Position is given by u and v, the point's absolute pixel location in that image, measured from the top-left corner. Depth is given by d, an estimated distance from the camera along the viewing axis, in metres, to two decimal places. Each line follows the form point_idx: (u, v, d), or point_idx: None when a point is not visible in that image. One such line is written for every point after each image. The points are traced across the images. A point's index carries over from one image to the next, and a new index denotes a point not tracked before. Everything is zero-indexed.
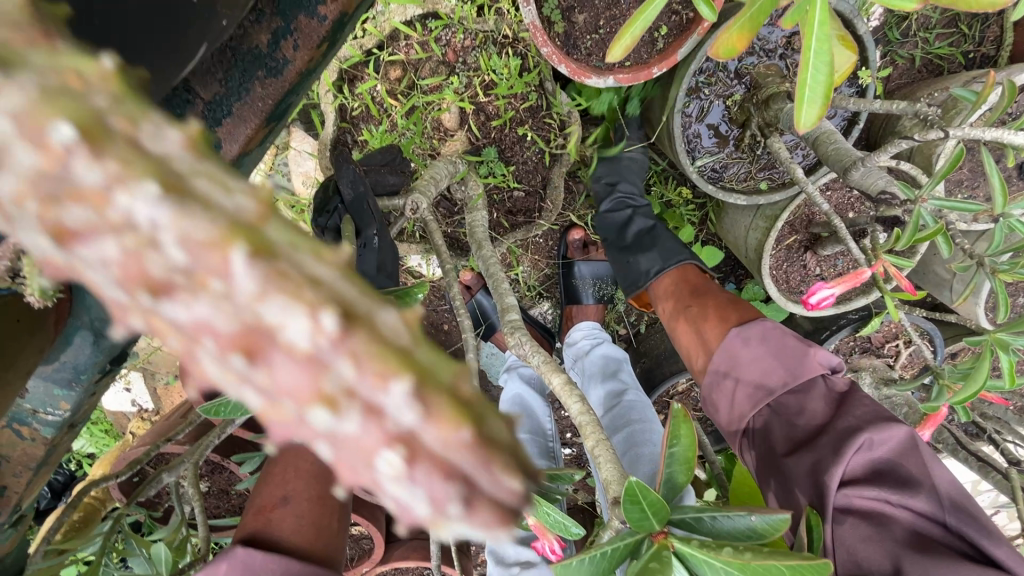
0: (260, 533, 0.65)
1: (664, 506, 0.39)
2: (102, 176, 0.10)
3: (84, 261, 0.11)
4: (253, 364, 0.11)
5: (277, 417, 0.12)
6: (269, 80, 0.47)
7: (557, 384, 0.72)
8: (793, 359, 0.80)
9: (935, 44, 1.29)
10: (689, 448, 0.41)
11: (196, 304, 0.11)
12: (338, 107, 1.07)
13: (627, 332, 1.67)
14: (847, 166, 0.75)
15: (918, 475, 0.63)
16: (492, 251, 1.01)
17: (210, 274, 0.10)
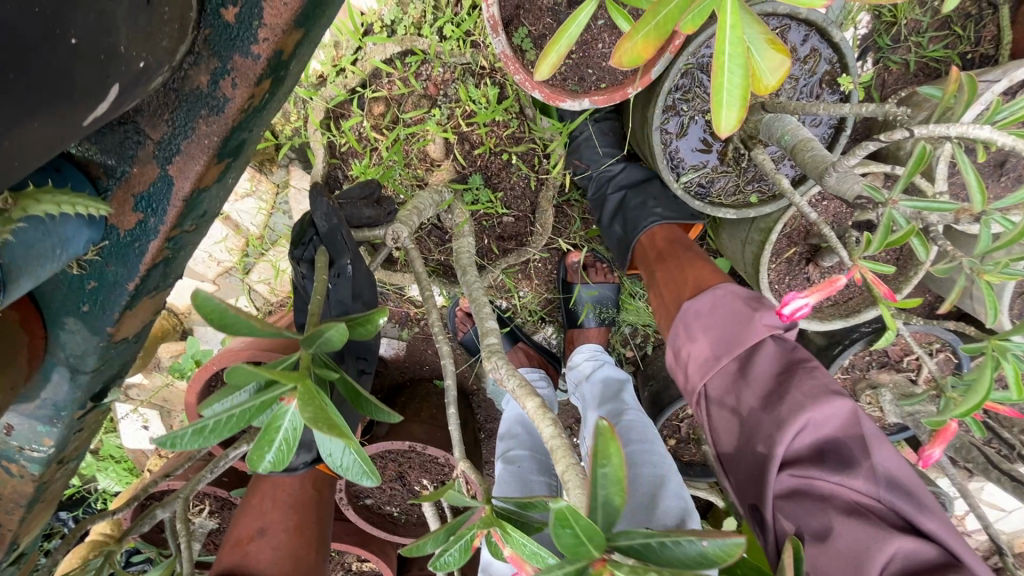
0: (236, 567, 0.64)
1: (598, 531, 0.36)
2: None
3: None
4: None
5: None
6: (213, 118, 0.49)
7: (532, 408, 0.71)
8: (737, 335, 0.77)
9: (929, 48, 1.26)
10: (620, 469, 0.38)
11: None
12: (327, 144, 1.11)
13: (634, 355, 1.64)
14: (821, 173, 0.73)
15: (854, 450, 0.62)
16: (477, 276, 1.01)
17: None
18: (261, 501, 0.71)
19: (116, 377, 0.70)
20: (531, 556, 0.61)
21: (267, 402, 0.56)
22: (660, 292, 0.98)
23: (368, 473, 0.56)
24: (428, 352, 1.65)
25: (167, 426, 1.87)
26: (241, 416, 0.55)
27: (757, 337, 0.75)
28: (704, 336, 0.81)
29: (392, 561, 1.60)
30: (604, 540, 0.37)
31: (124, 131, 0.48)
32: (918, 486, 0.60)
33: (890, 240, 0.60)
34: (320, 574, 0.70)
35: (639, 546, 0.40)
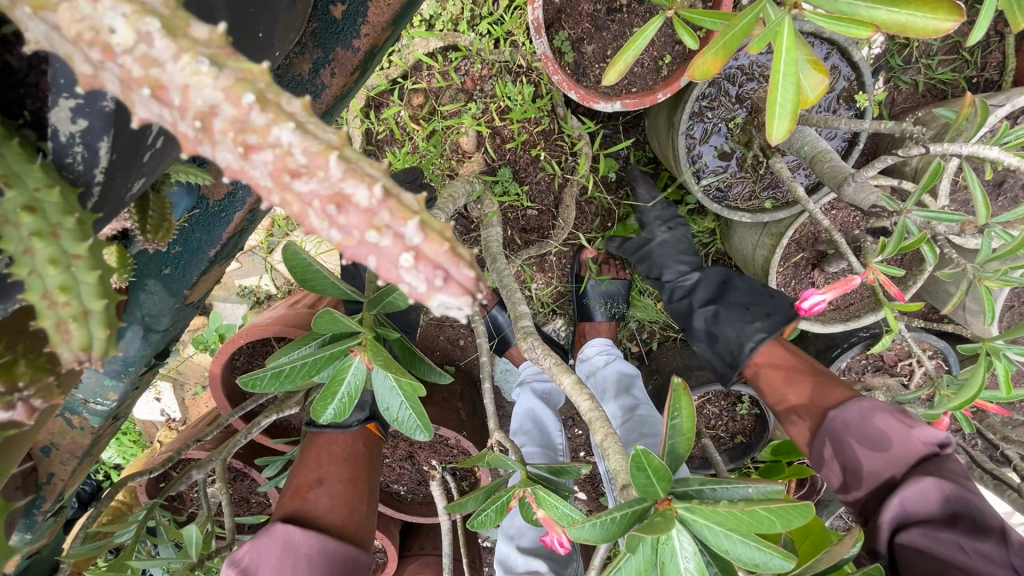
0: (300, 512, 0.74)
1: (667, 471, 0.45)
2: (262, 119, 0.22)
3: (251, 163, 0.22)
4: (340, 210, 0.23)
5: (351, 244, 0.24)
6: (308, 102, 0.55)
7: (567, 383, 0.77)
8: (890, 437, 0.81)
9: (937, 70, 1.33)
10: (690, 420, 0.47)
11: (312, 178, 0.22)
12: (365, 131, 1.15)
13: (640, 350, 1.70)
14: (839, 182, 0.79)
15: (992, 522, 0.69)
16: (506, 264, 1.07)
17: (317, 168, 0.22)
18: (317, 454, 0.82)
19: (173, 339, 0.75)
20: (562, 519, 0.68)
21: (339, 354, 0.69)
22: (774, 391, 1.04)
23: (422, 421, 0.71)
24: (441, 338, 1.70)
25: (178, 399, 1.90)
26: (313, 363, 0.68)
27: (911, 445, 0.79)
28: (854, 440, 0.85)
29: (396, 538, 1.65)
30: (671, 480, 0.46)
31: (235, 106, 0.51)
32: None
33: (903, 246, 0.66)
34: (370, 520, 0.81)
35: (693, 492, 0.49)
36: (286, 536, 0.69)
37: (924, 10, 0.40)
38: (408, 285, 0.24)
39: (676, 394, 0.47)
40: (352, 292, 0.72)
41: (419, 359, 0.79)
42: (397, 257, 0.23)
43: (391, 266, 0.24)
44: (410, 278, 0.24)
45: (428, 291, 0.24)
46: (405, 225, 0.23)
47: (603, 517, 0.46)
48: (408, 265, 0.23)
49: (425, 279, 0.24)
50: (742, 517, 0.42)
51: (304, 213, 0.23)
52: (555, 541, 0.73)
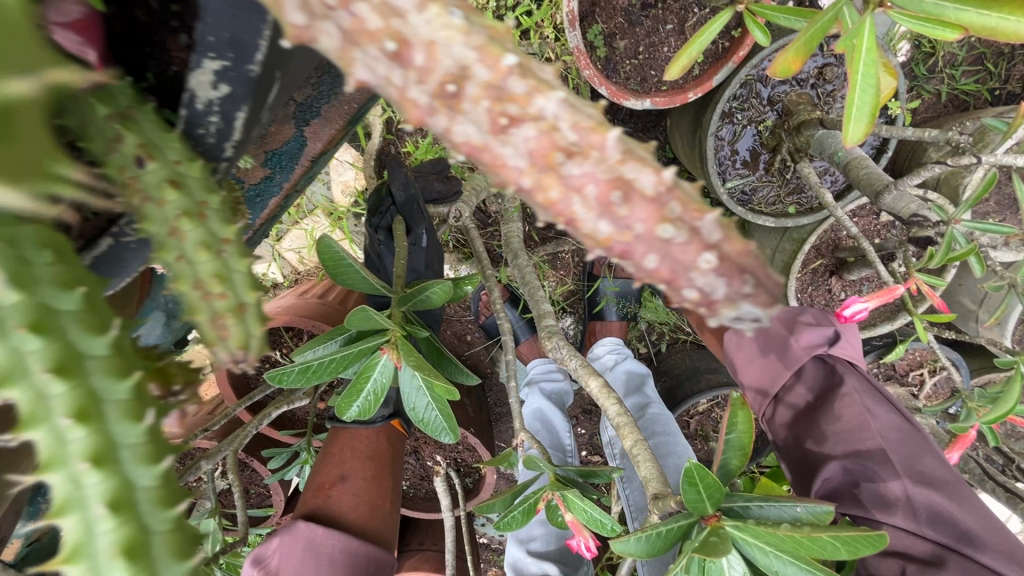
0: (323, 509, 0.75)
1: (719, 487, 0.42)
2: (526, 88, 0.20)
3: (506, 140, 0.20)
4: (623, 200, 0.21)
5: (623, 237, 0.21)
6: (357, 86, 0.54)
7: (594, 385, 0.74)
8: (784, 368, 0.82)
9: (961, 81, 1.32)
10: (746, 436, 0.46)
11: (588, 164, 0.20)
12: (386, 120, 1.12)
13: (648, 351, 1.69)
14: (878, 190, 0.78)
15: (893, 485, 0.67)
16: (527, 260, 1.05)
17: (592, 146, 0.20)
18: (342, 449, 0.81)
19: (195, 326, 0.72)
20: (591, 523, 0.67)
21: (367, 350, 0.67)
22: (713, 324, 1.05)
23: (449, 422, 0.69)
24: (448, 334, 1.67)
25: None
26: (343, 359, 0.65)
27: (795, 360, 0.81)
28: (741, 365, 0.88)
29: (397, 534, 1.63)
30: (721, 494, 0.44)
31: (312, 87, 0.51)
32: (965, 519, 0.64)
33: (951, 257, 0.67)
34: (391, 518, 0.82)
35: (741, 508, 0.46)
36: (308, 535, 0.70)
37: (1018, 15, 0.38)
38: (701, 286, 0.22)
39: (733, 405, 0.45)
40: (382, 286, 0.70)
41: (446, 359, 0.77)
42: (698, 259, 0.22)
43: (686, 268, 0.22)
44: (705, 281, 0.22)
45: (726, 292, 0.23)
46: (702, 220, 0.22)
47: (649, 533, 0.43)
48: (707, 267, 0.22)
49: (723, 280, 0.22)
50: (800, 539, 0.40)
51: (567, 197, 0.21)
52: (581, 546, 0.72)
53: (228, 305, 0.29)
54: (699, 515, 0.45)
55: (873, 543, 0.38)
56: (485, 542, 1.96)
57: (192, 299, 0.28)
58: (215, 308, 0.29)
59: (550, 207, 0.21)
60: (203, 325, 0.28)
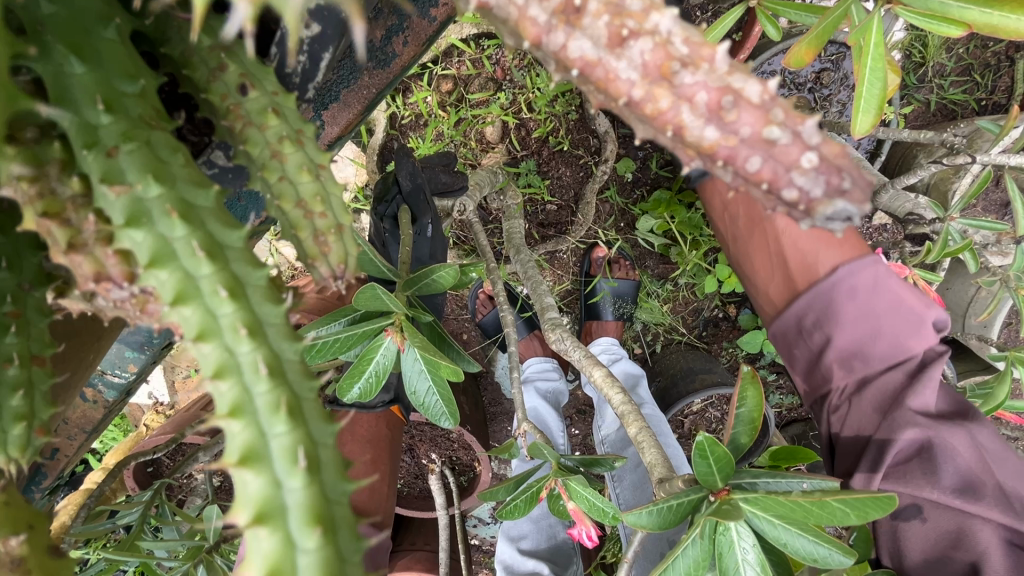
0: None
1: (730, 458, 0.44)
2: (642, 7, 0.23)
3: (620, 53, 0.23)
4: (730, 104, 0.23)
5: (727, 142, 0.23)
6: (377, 70, 0.55)
7: (597, 377, 0.74)
8: (892, 334, 0.72)
9: (949, 91, 1.36)
10: (756, 409, 0.48)
11: (696, 71, 0.23)
12: (389, 114, 1.13)
13: (643, 352, 1.70)
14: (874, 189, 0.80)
15: (981, 472, 0.65)
16: (529, 255, 1.05)
17: (700, 58, 0.23)
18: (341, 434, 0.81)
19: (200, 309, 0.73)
20: (593, 510, 0.68)
21: (370, 332, 0.67)
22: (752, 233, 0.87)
23: (449, 405, 0.69)
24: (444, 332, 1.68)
25: (168, 382, 1.83)
26: (347, 341, 0.66)
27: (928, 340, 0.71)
28: (848, 321, 0.74)
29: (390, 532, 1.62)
30: (732, 469, 0.45)
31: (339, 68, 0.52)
32: None
33: (946, 252, 0.69)
34: (385, 505, 0.83)
35: (750, 485, 0.47)
36: None
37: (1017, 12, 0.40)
38: (801, 189, 0.23)
39: (744, 381, 0.46)
40: (388, 270, 0.71)
41: (447, 343, 0.77)
42: (802, 158, 0.23)
43: (787, 168, 0.23)
44: (808, 181, 0.23)
45: (830, 196, 0.23)
46: (806, 124, 0.23)
47: (658, 502, 0.44)
48: (813, 166, 0.23)
49: (829, 183, 0.23)
50: (805, 506, 0.40)
51: (673, 107, 0.23)
52: (583, 535, 0.73)
53: (331, 225, 0.35)
54: (708, 488, 0.46)
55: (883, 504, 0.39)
56: (476, 543, 1.95)
57: (300, 219, 0.34)
58: (318, 228, 0.35)
59: (657, 116, 0.23)
60: (310, 240, 0.34)
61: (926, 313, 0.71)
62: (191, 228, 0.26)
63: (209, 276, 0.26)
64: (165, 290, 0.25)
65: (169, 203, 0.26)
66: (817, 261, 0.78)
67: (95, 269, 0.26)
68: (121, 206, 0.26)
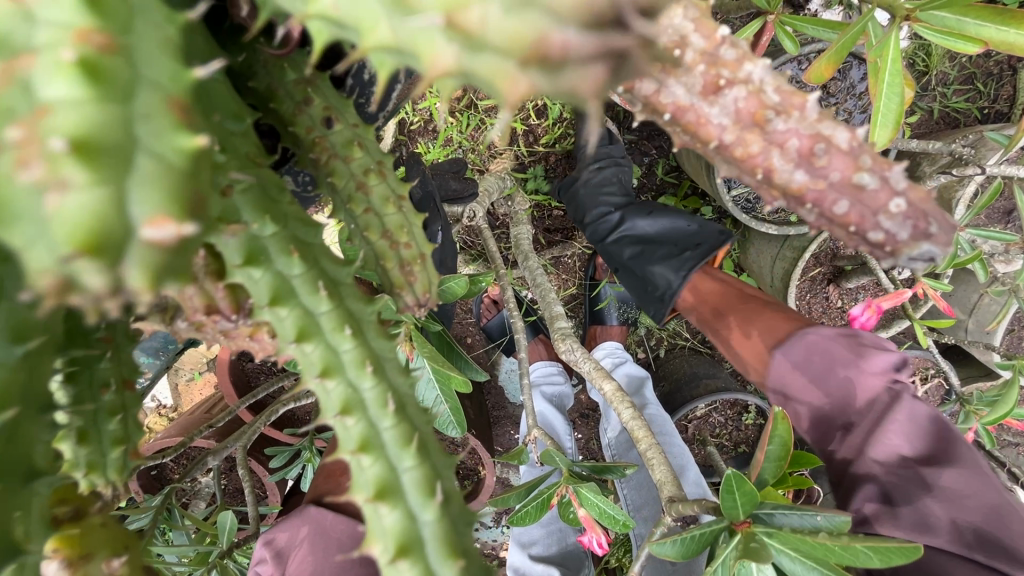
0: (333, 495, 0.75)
1: (755, 495, 0.45)
2: (736, 56, 0.26)
3: (716, 103, 0.26)
4: (815, 152, 0.26)
5: (814, 187, 0.27)
6: (402, 85, 0.55)
7: (607, 390, 0.75)
8: (832, 388, 0.76)
9: (953, 99, 1.37)
10: (784, 446, 0.49)
11: (790, 121, 0.26)
12: (399, 121, 1.13)
13: (647, 356, 1.70)
14: None
15: (933, 505, 0.65)
16: (538, 261, 1.06)
17: (793, 107, 0.26)
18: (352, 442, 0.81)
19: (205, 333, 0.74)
20: (606, 518, 0.69)
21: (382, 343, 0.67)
22: (718, 333, 0.96)
23: (458, 416, 0.70)
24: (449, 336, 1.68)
25: (170, 385, 1.81)
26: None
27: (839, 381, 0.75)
28: (796, 394, 0.79)
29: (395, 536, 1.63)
30: (756, 502, 0.46)
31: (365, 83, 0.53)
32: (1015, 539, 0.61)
33: (957, 262, 0.70)
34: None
35: (771, 514, 0.48)
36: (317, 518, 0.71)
37: None
38: (889, 225, 0.26)
39: (776, 420, 0.47)
40: None
41: (457, 353, 0.77)
42: (883, 197, 0.26)
43: (870, 202, 0.26)
44: (892, 220, 0.26)
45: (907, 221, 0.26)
46: (889, 168, 0.27)
47: (683, 534, 0.47)
48: (897, 204, 0.26)
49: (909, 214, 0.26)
50: (827, 547, 0.42)
51: (765, 153, 0.26)
52: (593, 542, 0.73)
53: (414, 255, 0.44)
54: (730, 521, 0.48)
55: (910, 555, 0.41)
56: (479, 546, 1.95)
57: (388, 248, 0.42)
58: (404, 257, 0.43)
59: (748, 159, 0.27)
60: (399, 269, 0.43)
61: (860, 364, 0.74)
62: (305, 267, 0.32)
63: (328, 313, 0.33)
64: (289, 326, 0.32)
65: (283, 243, 0.32)
66: (749, 338, 0.88)
67: (206, 302, 0.30)
68: (238, 243, 0.30)
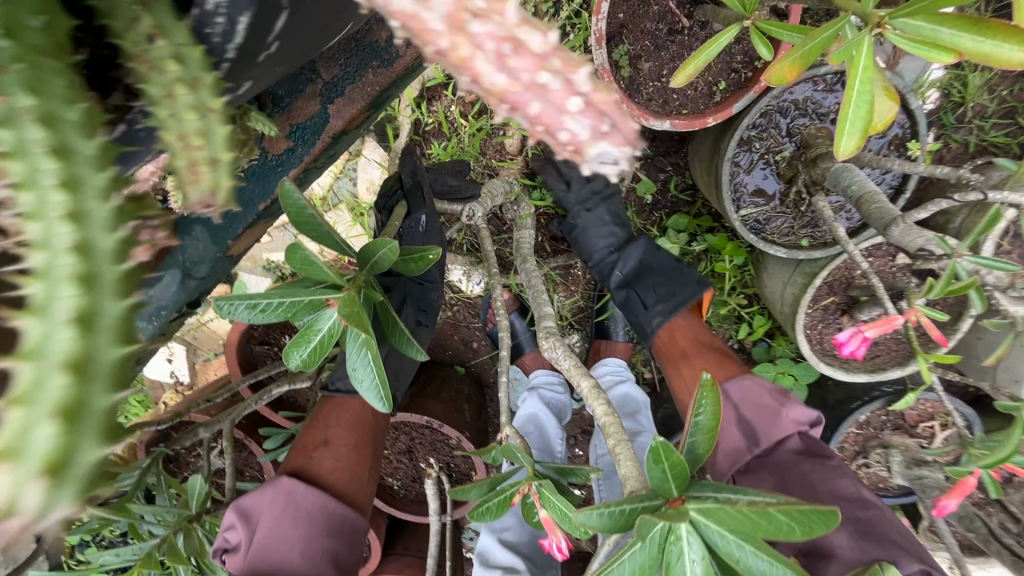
0: (303, 468, 0.77)
1: (684, 466, 0.45)
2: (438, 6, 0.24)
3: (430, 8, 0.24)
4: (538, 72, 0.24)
5: (520, 94, 0.25)
6: (380, 69, 0.64)
7: (585, 387, 0.76)
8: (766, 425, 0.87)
9: (990, 134, 1.26)
10: (713, 419, 0.48)
11: (502, 42, 0.24)
12: (414, 120, 1.20)
13: (651, 377, 1.64)
14: (886, 224, 0.79)
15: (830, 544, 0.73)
16: (535, 266, 1.06)
17: (515, 58, 0.24)
18: (327, 416, 0.83)
19: (207, 292, 0.76)
20: (565, 521, 0.66)
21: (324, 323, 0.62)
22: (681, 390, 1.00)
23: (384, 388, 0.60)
24: (455, 338, 1.72)
25: (189, 363, 1.88)
26: (297, 305, 0.60)
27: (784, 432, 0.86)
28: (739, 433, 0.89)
29: (381, 531, 1.63)
30: (686, 476, 0.46)
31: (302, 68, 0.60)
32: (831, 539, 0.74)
33: (951, 289, 0.68)
34: (370, 491, 0.82)
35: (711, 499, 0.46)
36: (288, 492, 0.72)
37: (1010, 42, 0.39)
38: (572, 133, 0.25)
39: (702, 389, 0.47)
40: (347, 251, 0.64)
41: (401, 328, 0.67)
42: (567, 105, 0.25)
43: (558, 117, 0.25)
44: (578, 124, 0.25)
45: (596, 136, 0.25)
46: (576, 75, 0.25)
47: (608, 506, 0.45)
48: (583, 112, 0.25)
49: (597, 125, 0.25)
50: (755, 518, 0.39)
51: (482, 70, 0.24)
52: (555, 545, 0.72)
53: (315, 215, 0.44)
54: (663, 497, 0.46)
55: (828, 519, 0.38)
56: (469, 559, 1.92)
57: None
58: None
59: None
60: None
61: (782, 409, 0.88)
62: None
63: None
64: None
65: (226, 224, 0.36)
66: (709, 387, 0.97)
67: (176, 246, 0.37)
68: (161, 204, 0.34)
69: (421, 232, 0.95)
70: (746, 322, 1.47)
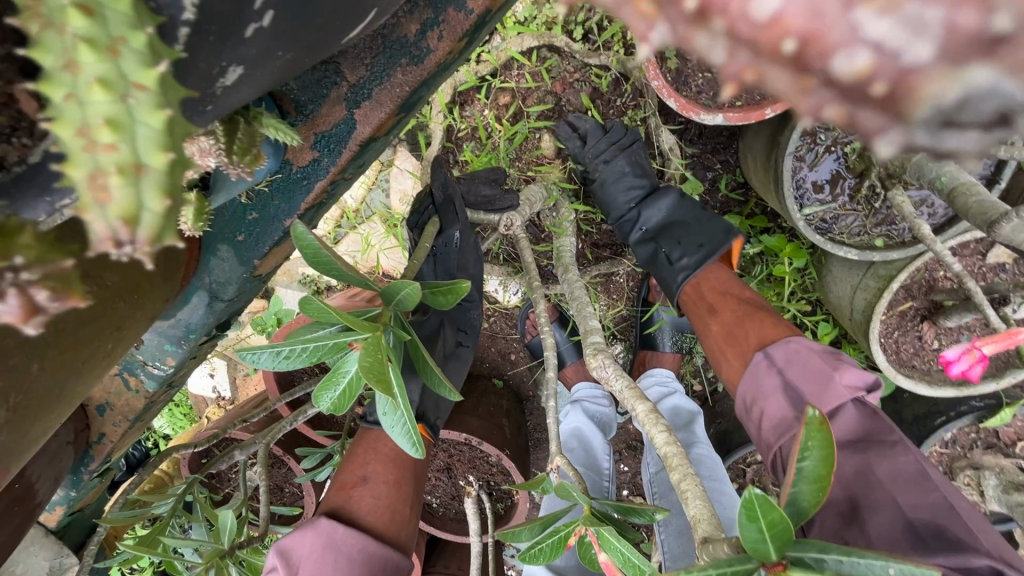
0: (342, 507, 0.72)
1: (788, 528, 0.36)
2: None
3: None
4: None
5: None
6: (411, 67, 0.58)
7: (640, 411, 0.68)
8: (813, 385, 0.75)
9: None
10: (824, 466, 0.39)
11: None
12: (446, 126, 1.15)
13: (703, 389, 1.53)
14: (993, 219, 0.68)
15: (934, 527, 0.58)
16: (578, 276, 0.99)
17: None
18: (366, 449, 0.78)
19: (237, 314, 0.73)
20: (627, 569, 0.58)
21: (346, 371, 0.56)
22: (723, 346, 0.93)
23: (414, 431, 0.54)
24: (493, 350, 1.66)
25: (230, 378, 1.89)
26: (322, 350, 0.56)
27: (836, 401, 0.72)
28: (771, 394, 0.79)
29: (421, 552, 1.58)
30: (789, 539, 0.37)
31: (325, 71, 0.55)
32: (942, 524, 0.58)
33: None
34: (411, 528, 0.77)
35: (812, 561, 0.39)
36: (328, 533, 0.68)
37: None
38: (882, 61, 0.09)
39: (809, 428, 0.38)
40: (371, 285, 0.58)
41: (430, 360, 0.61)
42: (866, 5, 0.09)
43: (841, 23, 0.09)
44: (891, 50, 0.09)
45: (946, 77, 0.09)
46: None
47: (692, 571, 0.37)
48: (902, 15, 0.09)
49: (965, 43, 0.09)
50: None
51: None
52: None
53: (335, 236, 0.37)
54: (760, 559, 0.39)
55: None
56: None
57: None
58: None
59: None
60: None
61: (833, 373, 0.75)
62: None
63: None
64: None
65: None
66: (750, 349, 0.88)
67: None
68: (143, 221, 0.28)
69: (456, 247, 0.93)
70: (808, 330, 1.34)
